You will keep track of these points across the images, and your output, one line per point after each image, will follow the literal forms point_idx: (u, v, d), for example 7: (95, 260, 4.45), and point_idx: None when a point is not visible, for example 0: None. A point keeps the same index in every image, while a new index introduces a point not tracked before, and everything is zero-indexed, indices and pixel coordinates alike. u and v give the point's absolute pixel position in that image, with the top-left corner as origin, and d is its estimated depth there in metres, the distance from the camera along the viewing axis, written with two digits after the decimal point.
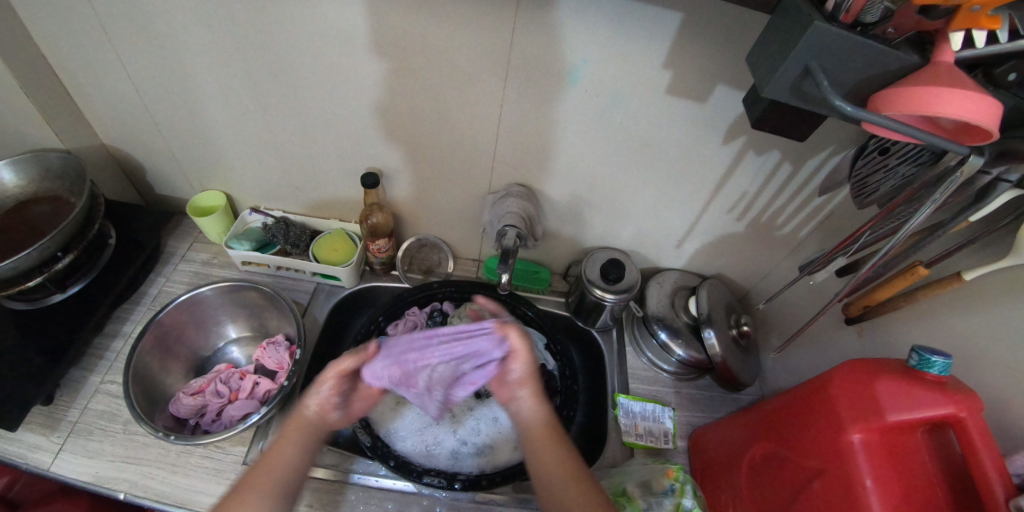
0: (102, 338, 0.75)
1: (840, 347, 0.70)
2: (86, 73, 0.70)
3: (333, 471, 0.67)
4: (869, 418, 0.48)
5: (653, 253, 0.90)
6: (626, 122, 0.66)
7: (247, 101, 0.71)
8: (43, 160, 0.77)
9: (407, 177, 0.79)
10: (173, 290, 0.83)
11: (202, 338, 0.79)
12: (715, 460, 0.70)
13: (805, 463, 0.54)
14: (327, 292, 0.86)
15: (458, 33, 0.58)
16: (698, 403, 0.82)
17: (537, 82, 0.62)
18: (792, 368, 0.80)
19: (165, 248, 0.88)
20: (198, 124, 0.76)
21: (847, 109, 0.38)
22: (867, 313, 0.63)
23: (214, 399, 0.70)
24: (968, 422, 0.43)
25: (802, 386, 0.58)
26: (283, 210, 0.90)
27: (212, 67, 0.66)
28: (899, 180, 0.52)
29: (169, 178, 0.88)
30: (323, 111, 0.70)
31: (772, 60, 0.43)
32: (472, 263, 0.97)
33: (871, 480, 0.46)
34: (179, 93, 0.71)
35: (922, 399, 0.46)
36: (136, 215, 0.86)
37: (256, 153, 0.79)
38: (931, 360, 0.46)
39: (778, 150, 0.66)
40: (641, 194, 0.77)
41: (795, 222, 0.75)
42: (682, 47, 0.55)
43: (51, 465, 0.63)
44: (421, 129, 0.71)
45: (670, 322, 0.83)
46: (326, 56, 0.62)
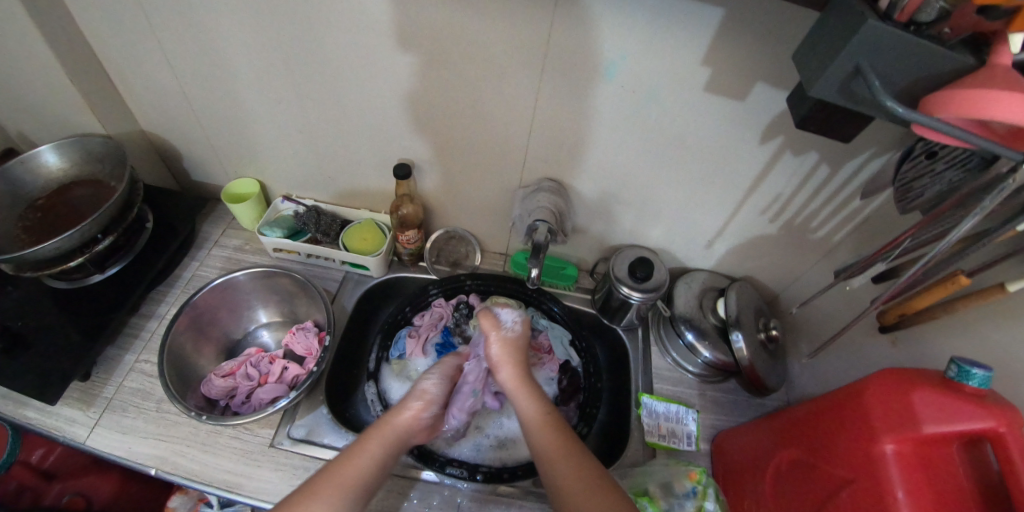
0: (137, 318, 0.78)
1: (874, 354, 0.69)
2: (130, 61, 0.72)
3: None
4: (903, 428, 0.47)
5: (680, 253, 0.90)
6: (660, 120, 0.65)
7: (284, 90, 0.72)
8: (86, 144, 0.79)
9: (438, 169, 0.80)
10: (206, 275, 0.85)
11: (233, 322, 0.80)
12: (739, 466, 0.69)
13: (834, 472, 0.53)
14: (355, 281, 0.87)
15: (496, 27, 0.58)
16: (722, 406, 0.82)
17: (572, 76, 0.62)
18: (821, 374, 0.79)
19: (199, 233, 0.90)
20: (235, 112, 0.77)
21: (897, 111, 0.37)
22: (904, 320, 0.62)
23: (244, 381, 0.71)
24: (1008, 437, 0.42)
25: (836, 393, 0.57)
26: (314, 199, 0.92)
27: (252, 56, 0.68)
28: (945, 185, 0.50)
29: (206, 165, 0.90)
30: (358, 102, 0.71)
31: (822, 59, 0.42)
32: (498, 257, 0.97)
33: (903, 493, 0.45)
34: (218, 82, 0.73)
35: (959, 412, 0.44)
36: (173, 200, 0.88)
37: (291, 142, 0.81)
38: (970, 372, 0.45)
39: (816, 152, 0.65)
40: (672, 192, 0.77)
41: (830, 226, 0.74)
42: (723, 44, 0.55)
43: (87, 439, 0.65)
44: (454, 120, 0.71)
45: (696, 323, 0.82)
46: (364, 47, 0.63)
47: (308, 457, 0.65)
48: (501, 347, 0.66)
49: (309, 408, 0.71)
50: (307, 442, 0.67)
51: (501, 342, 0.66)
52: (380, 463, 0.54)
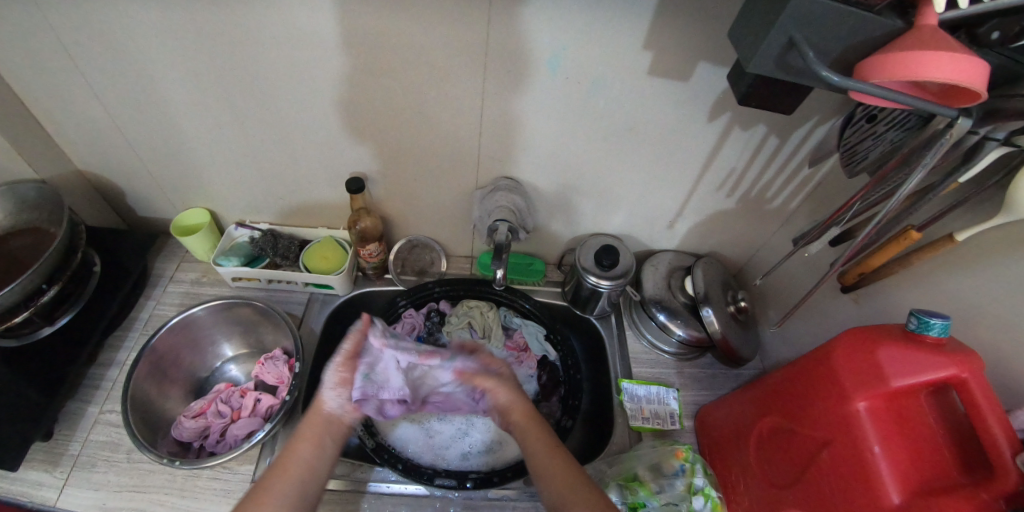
0: (97, 367, 0.74)
1: (839, 315, 0.71)
2: (53, 100, 0.68)
3: (344, 481, 0.66)
4: (874, 385, 0.48)
5: (645, 236, 0.90)
6: (610, 108, 0.65)
7: (224, 114, 0.68)
8: (18, 192, 0.74)
9: (394, 178, 0.78)
10: (165, 313, 0.82)
11: (199, 359, 0.77)
12: (723, 438, 0.70)
13: (812, 434, 0.54)
14: (321, 301, 0.85)
15: (433, 31, 0.56)
16: (701, 381, 0.83)
17: (518, 73, 0.61)
18: (791, 341, 0.81)
19: (152, 271, 0.87)
20: (174, 142, 0.74)
21: (834, 80, 0.36)
22: (863, 279, 0.63)
23: (216, 419, 0.68)
24: (971, 382, 0.44)
25: (805, 356, 0.58)
26: (269, 223, 0.89)
27: (183, 84, 0.64)
28: (888, 145, 0.51)
29: (150, 199, 0.86)
30: (301, 118, 0.68)
31: (755, 34, 0.41)
32: (465, 261, 0.96)
33: (879, 447, 0.46)
34: (152, 114, 0.69)
35: (924, 364, 0.46)
36: (120, 240, 0.83)
37: (238, 167, 0.77)
38: (930, 323, 0.47)
39: (763, 124, 0.65)
40: (630, 178, 0.76)
41: (785, 194, 0.76)
42: (663, 28, 0.54)
43: (57, 501, 0.61)
44: (403, 127, 0.69)
45: (667, 304, 0.83)
46: (301, 63, 0.61)
47: None
48: (500, 389, 0.64)
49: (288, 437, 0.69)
50: None
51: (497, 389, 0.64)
52: (319, 450, 0.57)
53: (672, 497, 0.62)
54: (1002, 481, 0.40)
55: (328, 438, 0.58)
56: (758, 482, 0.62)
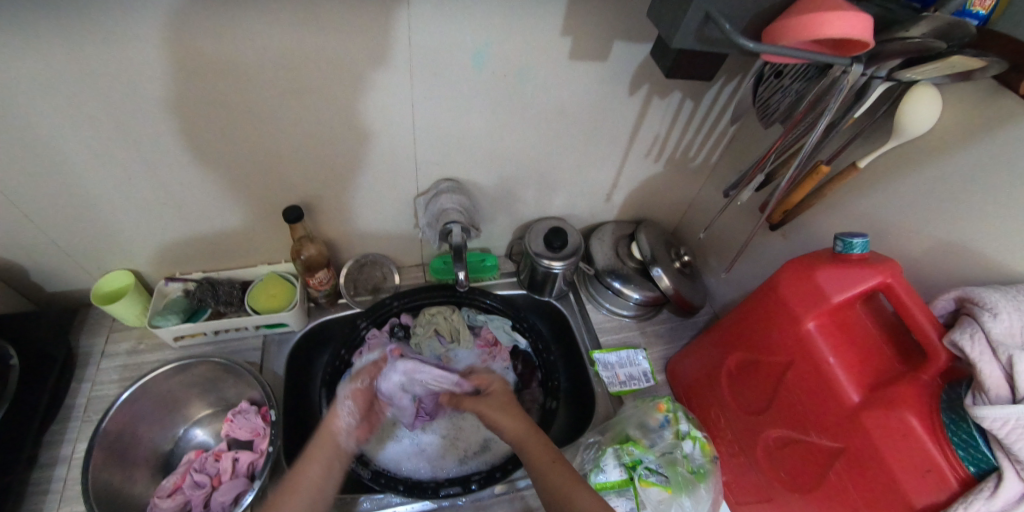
0: (39, 469, 0.66)
1: (772, 252, 0.78)
2: None
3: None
4: (818, 306, 0.53)
5: (588, 213, 0.93)
6: (537, 97, 0.65)
7: (120, 166, 0.61)
8: None
9: (330, 202, 0.75)
10: (105, 393, 0.74)
11: (158, 432, 0.72)
12: (696, 383, 0.76)
13: (774, 360, 0.60)
14: (277, 341, 0.81)
15: (346, 44, 0.53)
16: (662, 337, 0.89)
17: (442, 74, 0.59)
18: (734, 281, 0.88)
19: (77, 351, 0.78)
20: (68, 207, 0.65)
21: (751, 47, 0.39)
22: (789, 215, 0.69)
23: (195, 491, 0.63)
24: (896, 284, 0.49)
25: (754, 294, 0.64)
26: (203, 271, 0.82)
27: (63, 141, 0.56)
28: (794, 96, 0.55)
29: (52, 273, 0.76)
30: (215, 156, 0.63)
31: (675, 11, 0.43)
32: (417, 270, 0.95)
33: (834, 357, 0.53)
34: (29, 181, 0.60)
35: (854, 277, 0.51)
36: (27, 326, 0.74)
37: (151, 218, 0.70)
38: (852, 243, 0.52)
39: (678, 91, 0.68)
40: (565, 160, 0.78)
41: (706, 151, 0.80)
42: (577, 10, 0.55)
43: None
44: (330, 147, 0.66)
45: (619, 271, 0.87)
46: (205, 98, 0.55)
47: None
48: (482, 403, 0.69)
49: (278, 490, 0.66)
50: None
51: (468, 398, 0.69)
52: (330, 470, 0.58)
53: (665, 448, 0.68)
54: (937, 360, 0.45)
55: (339, 458, 0.59)
56: (735, 413, 0.68)
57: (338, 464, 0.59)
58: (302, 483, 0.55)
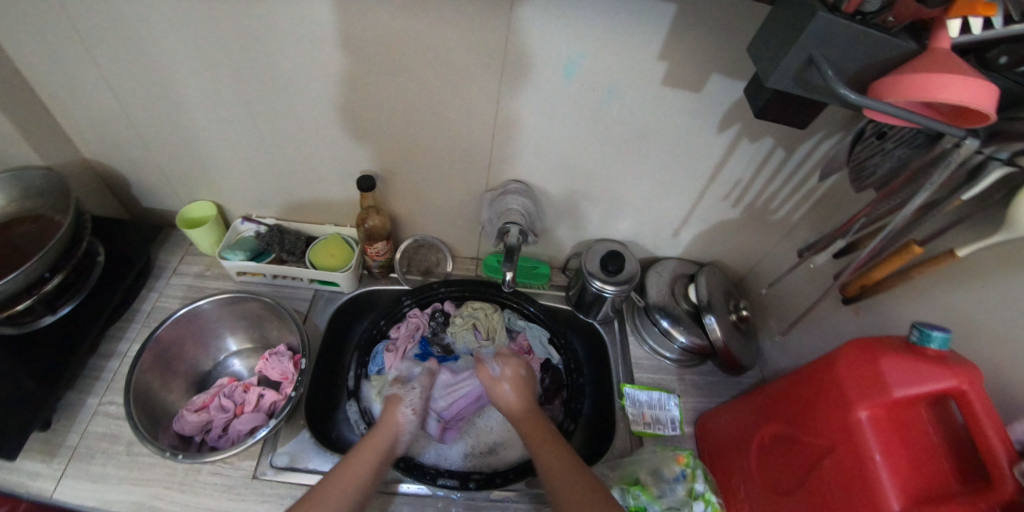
0: (97, 358, 0.73)
1: (839, 326, 0.72)
2: (63, 86, 0.66)
3: None
4: (876, 395, 0.49)
5: (649, 244, 0.92)
6: (622, 116, 0.66)
7: (237, 106, 0.68)
8: (22, 177, 0.72)
9: (404, 179, 0.79)
10: (167, 305, 0.81)
11: (202, 353, 0.77)
12: (722, 447, 0.71)
13: (814, 442, 0.55)
14: (326, 298, 0.85)
15: (456, 33, 0.57)
16: (700, 388, 0.84)
17: (535, 78, 0.61)
18: (790, 348, 0.82)
19: (155, 263, 0.86)
20: (185, 134, 0.73)
21: (852, 98, 0.37)
22: (864, 292, 0.65)
23: (219, 414, 0.67)
24: (970, 393, 0.45)
25: (808, 365, 0.59)
26: (276, 218, 0.88)
27: (197, 74, 0.64)
28: (896, 162, 0.52)
29: (155, 191, 0.85)
30: (317, 114, 0.69)
31: (778, 48, 0.40)
32: (471, 262, 0.97)
33: (881, 456, 0.47)
34: (162, 103, 0.68)
35: (924, 374, 0.47)
36: (123, 230, 0.83)
37: (247, 159, 0.77)
38: (931, 334, 0.48)
39: (771, 137, 0.67)
40: (638, 185, 0.78)
41: (789, 206, 0.77)
42: (682, 38, 0.55)
43: (54, 492, 0.60)
44: (418, 126, 0.70)
45: (670, 310, 0.84)
46: (322, 60, 0.61)
47: (295, 485, 0.63)
48: (512, 386, 0.69)
49: (290, 434, 0.69)
50: (292, 469, 0.65)
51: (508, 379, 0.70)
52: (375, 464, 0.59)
53: (674, 502, 0.62)
54: (999, 491, 0.41)
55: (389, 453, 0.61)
56: (759, 489, 0.62)
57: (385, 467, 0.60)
58: (354, 477, 0.56)
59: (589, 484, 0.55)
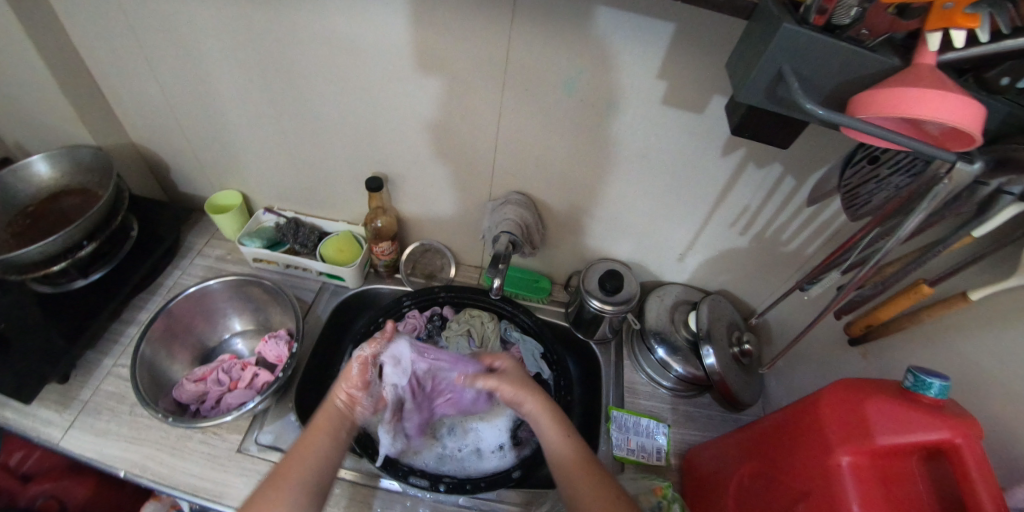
0: (118, 323, 0.80)
1: (844, 368, 0.68)
2: (122, 78, 0.76)
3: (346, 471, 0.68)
4: (858, 440, 0.45)
5: (654, 267, 0.90)
6: (622, 134, 0.67)
7: (263, 104, 0.75)
8: (75, 154, 0.81)
9: (412, 183, 0.83)
10: (188, 283, 0.88)
11: (210, 328, 0.82)
12: (705, 483, 0.67)
13: (791, 486, 0.51)
14: (332, 291, 0.89)
15: (462, 45, 0.61)
16: (695, 420, 0.81)
17: (535, 91, 0.64)
18: (794, 389, 0.78)
19: (183, 243, 0.94)
20: (220, 127, 0.81)
21: (819, 113, 0.36)
22: (870, 332, 0.61)
23: (214, 386, 0.72)
24: (964, 448, 0.41)
25: (793, 404, 0.56)
26: (295, 212, 0.95)
27: (231, 73, 0.71)
28: (892, 190, 0.50)
29: (193, 178, 0.94)
30: (334, 116, 0.74)
31: (746, 65, 0.41)
32: (474, 270, 0.99)
33: (859, 507, 0.44)
34: (200, 97, 0.76)
35: (913, 423, 0.44)
36: (159, 210, 0.91)
37: (271, 154, 0.84)
38: (928, 382, 0.44)
39: (779, 163, 0.65)
40: (641, 205, 0.77)
41: (800, 238, 0.74)
42: (677, 58, 0.56)
43: (61, 440, 0.66)
44: (426, 133, 0.73)
45: (668, 337, 0.82)
46: (340, 65, 0.66)
47: (273, 463, 0.66)
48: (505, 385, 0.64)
49: (278, 415, 0.72)
50: (273, 448, 0.67)
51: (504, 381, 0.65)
52: (332, 446, 0.56)
53: None
54: None
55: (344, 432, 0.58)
56: None
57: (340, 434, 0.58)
58: (312, 454, 0.54)
59: (612, 492, 0.54)
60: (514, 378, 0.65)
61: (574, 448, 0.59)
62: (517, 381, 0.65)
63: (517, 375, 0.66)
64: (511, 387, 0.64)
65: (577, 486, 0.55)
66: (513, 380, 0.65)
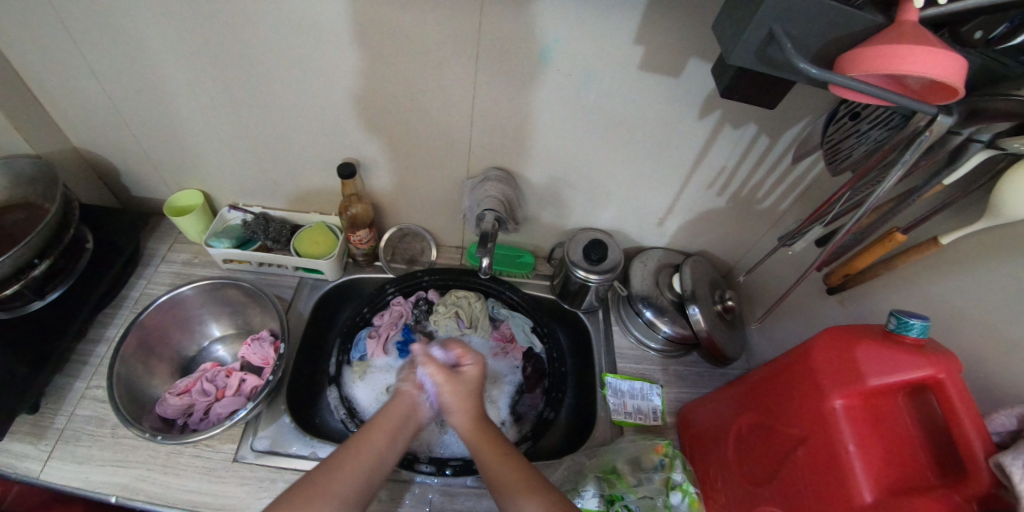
0: (85, 344, 0.75)
1: (824, 316, 0.71)
2: (48, 75, 0.68)
3: None
4: (851, 384, 0.48)
5: (636, 233, 0.91)
6: (600, 102, 0.65)
7: (216, 95, 0.69)
8: (11, 165, 0.73)
9: (385, 166, 0.79)
10: (155, 292, 0.82)
11: (187, 337, 0.78)
12: (703, 436, 0.71)
13: (788, 432, 0.54)
14: (310, 286, 0.86)
15: (427, 18, 0.57)
16: (685, 379, 0.84)
17: (509, 64, 0.61)
18: (776, 339, 0.82)
19: (144, 251, 0.87)
20: (169, 123, 0.74)
21: (812, 72, 0.36)
22: (847, 281, 0.64)
23: (201, 398, 0.69)
24: (947, 383, 0.44)
25: (784, 355, 0.58)
26: (262, 207, 0.89)
27: (176, 64, 0.65)
28: (872, 143, 0.51)
29: (144, 180, 0.86)
30: (297, 103, 0.69)
31: (737, 27, 0.41)
32: (455, 251, 0.97)
33: (854, 446, 0.46)
34: (143, 92, 0.69)
35: (900, 363, 0.46)
36: (113, 218, 0.84)
37: (228, 148, 0.78)
38: (909, 323, 0.47)
39: (754, 123, 0.65)
40: (620, 174, 0.77)
41: (775, 195, 0.76)
42: (653, 20, 0.55)
43: (40, 473, 0.62)
44: (395, 114, 0.69)
45: (654, 300, 0.83)
46: (298, 47, 0.61)
47: (273, 468, 0.64)
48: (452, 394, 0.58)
49: (271, 419, 0.70)
50: (272, 453, 0.66)
51: (450, 383, 0.58)
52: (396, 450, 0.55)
53: (650, 491, 0.63)
54: (976, 482, 0.40)
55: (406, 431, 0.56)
56: (736, 479, 0.61)
57: (402, 438, 0.55)
58: (368, 454, 0.52)
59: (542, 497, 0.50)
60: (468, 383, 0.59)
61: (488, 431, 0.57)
62: (468, 393, 0.58)
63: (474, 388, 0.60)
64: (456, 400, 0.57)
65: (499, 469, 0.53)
66: (461, 385, 0.58)
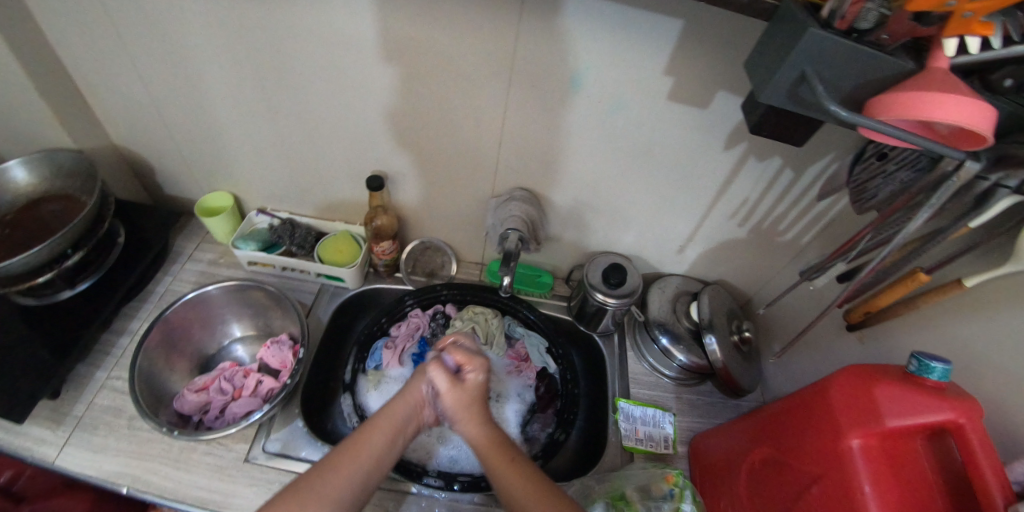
0: (109, 334, 0.77)
1: (844, 353, 0.70)
2: (102, 76, 0.72)
3: None
4: (868, 423, 0.47)
5: (654, 259, 0.91)
6: (627, 128, 0.67)
7: (255, 102, 0.72)
8: (55, 158, 0.77)
9: (413, 180, 0.81)
10: (180, 289, 0.84)
11: (207, 335, 0.80)
12: (714, 468, 0.70)
13: (802, 468, 0.53)
14: (331, 293, 0.87)
15: (465, 40, 0.59)
16: (698, 408, 0.83)
17: (540, 87, 0.63)
18: (792, 374, 0.81)
19: (172, 248, 0.90)
20: (209, 127, 0.77)
21: (842, 114, 0.37)
22: (869, 318, 0.63)
23: (217, 396, 0.70)
24: (968, 428, 0.43)
25: (802, 390, 0.58)
26: (289, 212, 0.92)
27: (223, 72, 0.68)
28: (898, 185, 0.52)
29: (178, 180, 0.90)
30: (332, 115, 0.72)
31: (769, 66, 0.42)
32: (475, 267, 0.98)
33: (870, 487, 0.46)
34: (188, 96, 0.73)
35: (919, 405, 0.46)
36: (146, 215, 0.87)
37: (262, 154, 0.80)
38: (931, 366, 0.46)
39: (779, 157, 0.66)
40: (642, 199, 0.78)
41: (797, 228, 0.76)
42: (684, 53, 0.56)
43: (56, 459, 0.63)
44: (426, 129, 0.72)
45: (670, 327, 0.83)
46: (339, 61, 0.64)
47: (282, 471, 0.64)
48: (452, 397, 0.58)
49: (284, 422, 0.70)
50: (283, 456, 0.66)
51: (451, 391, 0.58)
52: (394, 439, 0.55)
53: None
54: None
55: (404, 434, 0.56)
56: None
57: (401, 438, 0.56)
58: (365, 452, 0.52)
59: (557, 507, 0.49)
60: (472, 387, 0.60)
61: (500, 442, 0.56)
62: (468, 400, 0.58)
63: (477, 390, 0.60)
64: (459, 404, 0.58)
65: (500, 478, 0.53)
66: (462, 387, 0.59)
